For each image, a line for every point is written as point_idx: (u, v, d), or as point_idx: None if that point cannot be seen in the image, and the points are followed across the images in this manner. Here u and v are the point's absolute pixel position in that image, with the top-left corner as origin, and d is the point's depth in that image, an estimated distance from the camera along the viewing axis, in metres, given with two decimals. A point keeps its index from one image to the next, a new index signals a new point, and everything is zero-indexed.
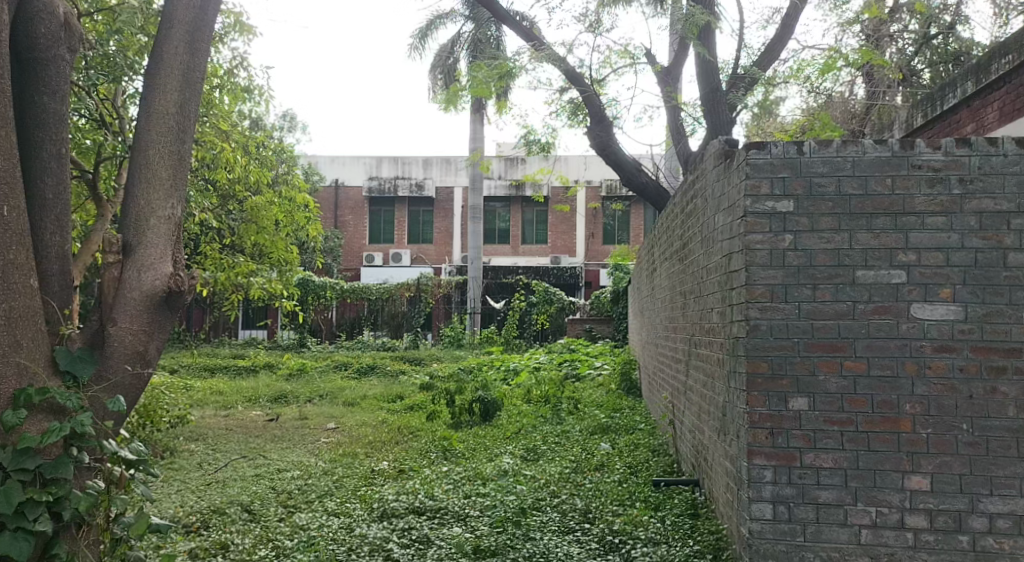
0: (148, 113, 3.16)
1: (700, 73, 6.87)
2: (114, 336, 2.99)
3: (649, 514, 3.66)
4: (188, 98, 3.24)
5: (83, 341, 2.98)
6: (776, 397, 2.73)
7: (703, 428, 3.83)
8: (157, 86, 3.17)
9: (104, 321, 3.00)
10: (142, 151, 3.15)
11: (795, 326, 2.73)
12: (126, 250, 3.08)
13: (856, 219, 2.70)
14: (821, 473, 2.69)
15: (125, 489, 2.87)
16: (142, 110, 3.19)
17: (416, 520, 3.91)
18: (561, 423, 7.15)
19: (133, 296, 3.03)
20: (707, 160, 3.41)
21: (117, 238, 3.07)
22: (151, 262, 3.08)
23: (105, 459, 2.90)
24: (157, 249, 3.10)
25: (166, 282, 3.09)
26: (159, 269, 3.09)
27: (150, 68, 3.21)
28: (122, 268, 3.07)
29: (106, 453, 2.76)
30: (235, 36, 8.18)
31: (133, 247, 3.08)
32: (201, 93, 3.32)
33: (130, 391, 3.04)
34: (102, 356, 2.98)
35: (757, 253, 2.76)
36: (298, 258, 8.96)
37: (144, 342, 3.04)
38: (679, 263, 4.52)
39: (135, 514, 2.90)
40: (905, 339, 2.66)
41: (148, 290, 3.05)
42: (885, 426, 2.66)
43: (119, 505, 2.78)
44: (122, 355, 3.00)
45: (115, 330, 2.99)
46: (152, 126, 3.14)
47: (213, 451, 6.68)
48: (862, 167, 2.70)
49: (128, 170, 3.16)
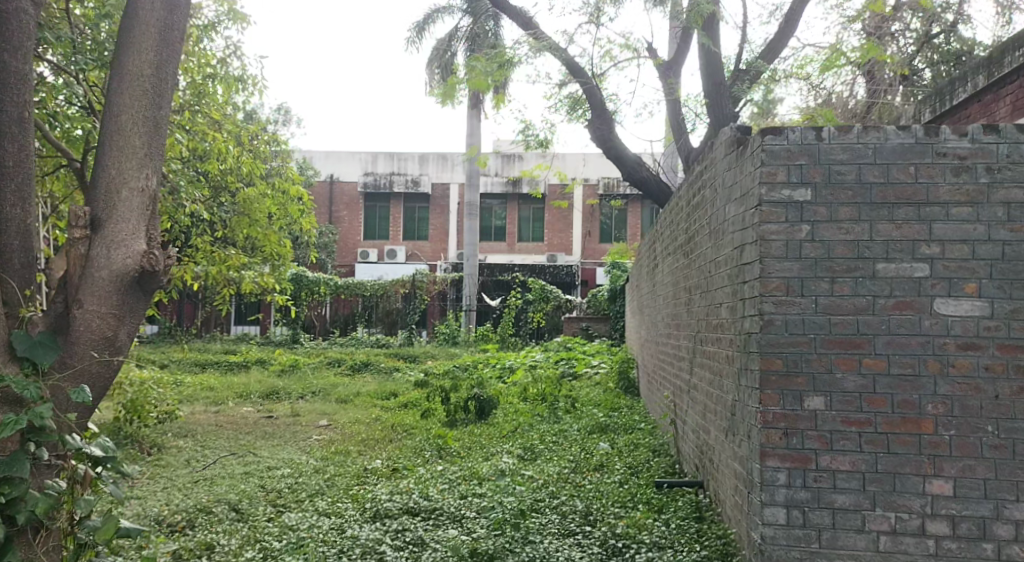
0: (122, 79, 3.12)
1: (705, 65, 6.76)
2: (80, 319, 2.96)
3: (652, 517, 3.53)
4: (165, 60, 3.19)
5: (47, 325, 2.96)
6: (791, 396, 2.59)
7: (709, 428, 3.70)
8: (132, 46, 3.12)
9: (71, 303, 2.98)
10: (114, 119, 3.10)
11: (811, 321, 2.59)
12: (95, 226, 3.03)
13: (877, 209, 2.57)
14: (838, 476, 2.55)
15: (91, 488, 2.74)
16: (116, 75, 3.14)
17: (410, 522, 3.77)
18: (558, 422, 7.02)
19: (102, 276, 2.99)
20: (717, 149, 3.29)
21: (86, 212, 3.02)
22: (122, 239, 3.03)
23: (68, 457, 2.79)
24: (129, 225, 3.04)
25: (138, 262, 3.04)
26: (130, 247, 3.03)
27: (125, 31, 3.15)
28: (90, 245, 3.03)
29: (69, 449, 2.64)
30: (229, 24, 8.02)
31: (102, 223, 3.03)
32: (178, 57, 3.27)
33: (97, 378, 3.04)
34: (67, 340, 2.97)
35: (772, 244, 2.62)
36: (291, 252, 8.81)
37: (112, 326, 3.03)
38: (684, 257, 4.40)
39: (102, 518, 2.74)
40: (928, 336, 2.53)
41: (117, 270, 3.01)
42: (906, 427, 2.53)
43: (83, 507, 2.66)
44: (88, 340, 2.98)
45: (82, 313, 2.97)
46: (125, 94, 3.10)
47: (202, 448, 6.52)
48: (884, 154, 2.57)
49: (100, 139, 3.11)
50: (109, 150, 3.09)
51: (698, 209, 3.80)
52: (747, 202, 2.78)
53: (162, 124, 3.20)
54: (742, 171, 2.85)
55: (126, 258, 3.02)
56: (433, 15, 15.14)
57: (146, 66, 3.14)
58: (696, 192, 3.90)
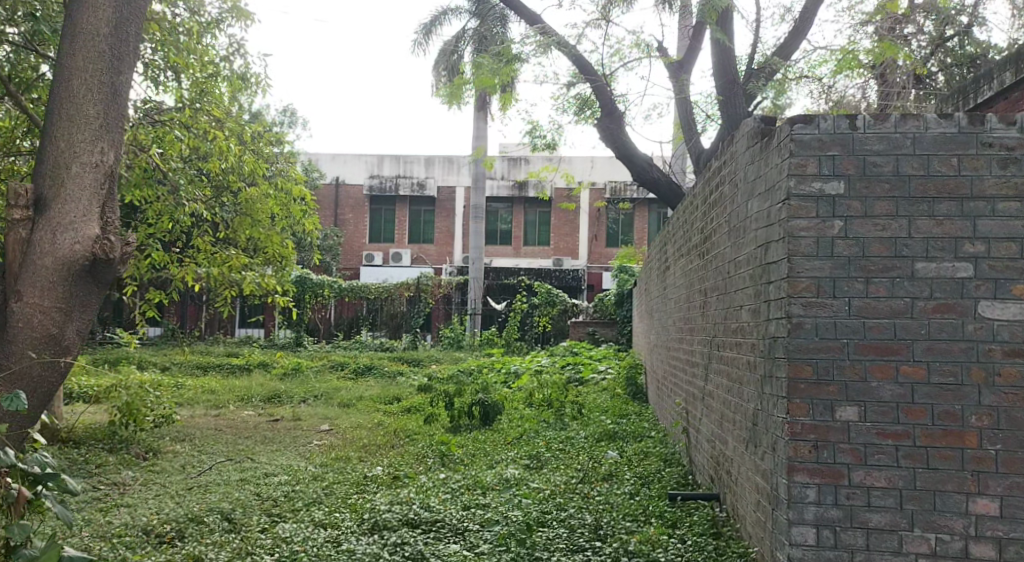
0: (74, 59, 3.32)
1: (718, 62, 6.61)
2: (24, 310, 3.15)
3: (666, 533, 3.33)
4: (120, 37, 3.40)
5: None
6: (822, 405, 2.40)
7: (727, 439, 3.50)
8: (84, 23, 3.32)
9: (16, 293, 3.18)
10: (66, 98, 3.29)
11: (843, 325, 2.40)
12: (43, 212, 3.22)
13: (916, 203, 2.37)
14: (872, 494, 2.35)
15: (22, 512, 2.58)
16: (71, 55, 3.34)
17: (409, 535, 3.57)
18: (565, 429, 6.83)
19: (47, 262, 3.18)
20: (738, 142, 3.10)
21: (34, 197, 3.23)
22: (70, 224, 3.21)
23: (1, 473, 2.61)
24: (78, 210, 3.24)
25: (86, 248, 3.22)
26: (79, 232, 3.22)
27: (75, 12, 3.35)
28: (36, 230, 3.22)
29: None
30: (232, 22, 7.86)
31: (50, 208, 3.22)
32: (137, 38, 3.49)
33: (43, 370, 3.21)
34: (12, 333, 3.16)
35: (801, 241, 2.43)
36: (294, 253, 8.61)
37: (58, 318, 3.22)
38: (698, 257, 4.20)
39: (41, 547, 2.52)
40: (971, 342, 2.33)
41: (65, 255, 3.19)
42: (947, 441, 2.33)
43: (18, 535, 2.46)
44: (32, 334, 3.17)
45: (26, 304, 3.16)
46: (77, 74, 3.31)
47: (198, 453, 6.34)
48: (923, 145, 2.38)
49: (52, 121, 3.32)
50: (62, 118, 3.29)
51: (715, 207, 3.62)
52: (772, 196, 2.60)
53: (119, 97, 3.42)
54: (767, 164, 2.66)
55: (80, 241, 3.22)
56: (440, 16, 14.95)
57: (100, 40, 3.34)
58: (714, 189, 3.71)
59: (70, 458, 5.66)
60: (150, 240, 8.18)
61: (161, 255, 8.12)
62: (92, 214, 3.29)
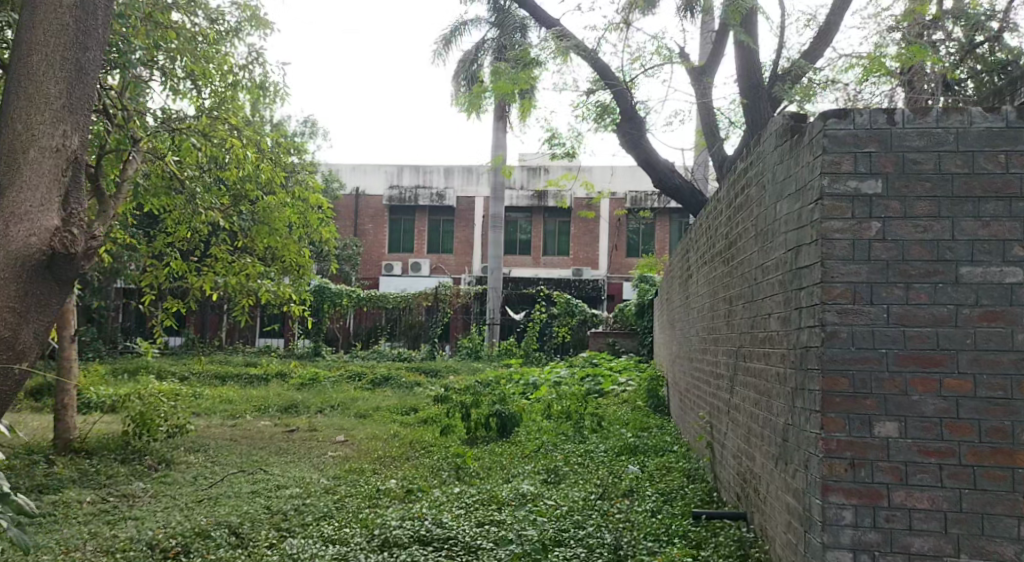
0: (32, 36, 3.17)
1: (742, 64, 6.54)
2: None
3: (691, 554, 3.16)
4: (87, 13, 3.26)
5: None
6: (858, 420, 2.23)
7: (754, 455, 3.33)
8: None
9: None
10: (22, 78, 3.15)
11: (882, 334, 2.24)
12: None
13: (960, 203, 2.21)
14: (915, 517, 2.18)
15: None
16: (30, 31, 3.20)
17: (420, 553, 3.44)
18: (584, 442, 6.66)
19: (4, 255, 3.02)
20: (766, 141, 2.96)
21: None
22: (29, 215, 3.08)
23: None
24: (37, 200, 3.10)
25: (44, 240, 3.09)
26: (38, 224, 3.09)
27: None
28: None
29: None
30: (251, 30, 7.82)
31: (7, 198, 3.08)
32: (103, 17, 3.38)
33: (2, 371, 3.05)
34: None
35: (836, 244, 2.27)
36: (311, 263, 8.52)
37: (16, 316, 3.05)
38: (723, 265, 4.05)
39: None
40: (1022, 353, 2.15)
41: (22, 248, 3.04)
42: (996, 460, 2.15)
43: None
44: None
45: None
46: (34, 51, 3.15)
47: (211, 464, 6.24)
48: (968, 141, 2.21)
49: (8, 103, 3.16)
50: (20, 101, 3.13)
51: (741, 211, 3.47)
52: (805, 196, 2.45)
53: (87, 67, 3.27)
54: (799, 162, 2.51)
55: (38, 234, 3.08)
56: (460, 26, 14.89)
57: (65, 2, 3.20)
58: (739, 192, 3.57)
59: (81, 468, 5.58)
60: (168, 249, 8.13)
61: (178, 264, 8.07)
62: (53, 203, 3.16)
